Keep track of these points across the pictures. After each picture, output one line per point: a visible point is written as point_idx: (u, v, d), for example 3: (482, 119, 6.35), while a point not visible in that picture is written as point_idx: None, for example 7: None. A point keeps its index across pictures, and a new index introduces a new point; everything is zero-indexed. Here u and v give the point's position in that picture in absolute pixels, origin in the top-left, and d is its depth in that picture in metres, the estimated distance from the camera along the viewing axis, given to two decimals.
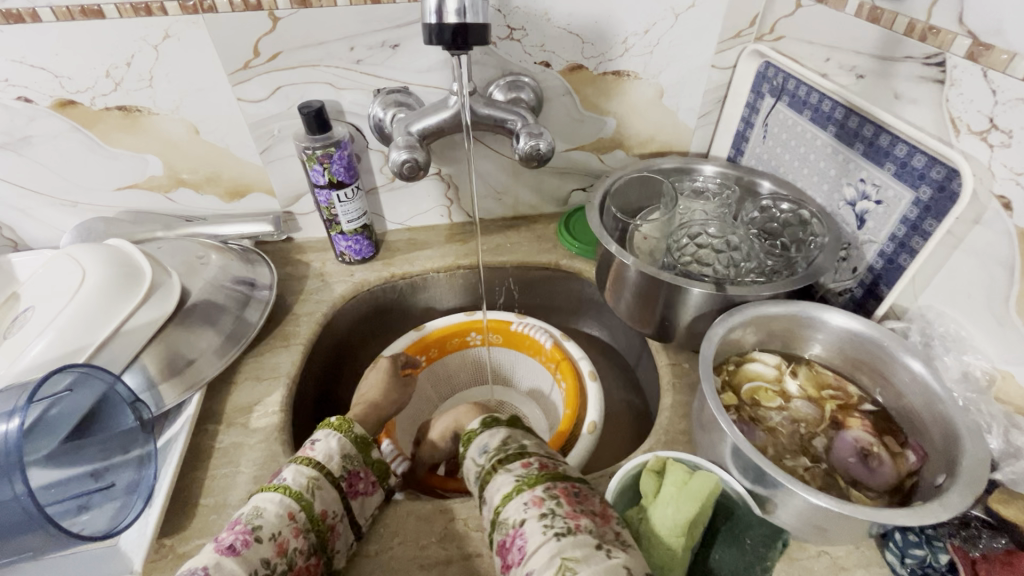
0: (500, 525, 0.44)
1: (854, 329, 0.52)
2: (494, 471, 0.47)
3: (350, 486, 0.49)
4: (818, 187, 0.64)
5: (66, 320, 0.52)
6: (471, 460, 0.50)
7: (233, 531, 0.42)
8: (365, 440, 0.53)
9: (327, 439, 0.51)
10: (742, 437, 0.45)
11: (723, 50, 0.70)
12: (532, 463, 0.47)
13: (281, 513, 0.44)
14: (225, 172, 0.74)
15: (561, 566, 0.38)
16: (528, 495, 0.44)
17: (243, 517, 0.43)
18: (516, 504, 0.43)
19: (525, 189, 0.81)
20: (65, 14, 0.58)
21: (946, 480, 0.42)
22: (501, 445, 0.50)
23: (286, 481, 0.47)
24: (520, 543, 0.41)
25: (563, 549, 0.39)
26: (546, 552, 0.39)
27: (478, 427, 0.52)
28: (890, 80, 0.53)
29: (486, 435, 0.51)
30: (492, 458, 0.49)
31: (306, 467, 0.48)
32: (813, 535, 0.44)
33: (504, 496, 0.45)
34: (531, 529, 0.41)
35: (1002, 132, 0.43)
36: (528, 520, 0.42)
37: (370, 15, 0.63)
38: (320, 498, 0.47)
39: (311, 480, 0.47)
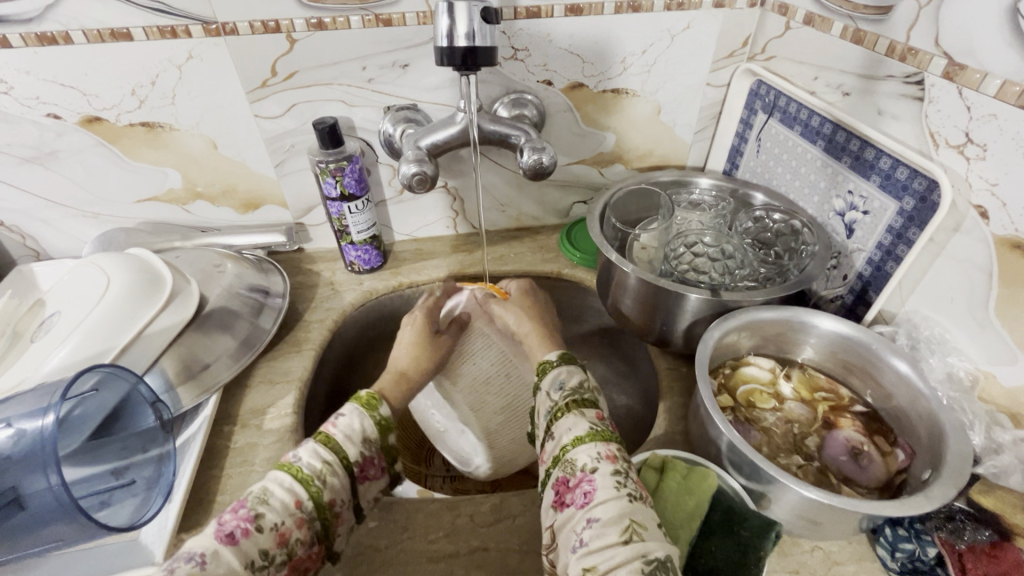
0: (565, 463, 0.45)
1: (843, 332, 0.55)
2: (568, 410, 0.49)
3: (362, 471, 0.49)
4: (809, 199, 0.66)
5: (92, 323, 0.55)
6: (545, 393, 0.52)
7: (236, 516, 0.41)
8: (387, 424, 0.53)
9: (351, 418, 0.51)
10: (737, 434, 0.47)
11: (717, 69, 0.73)
12: (605, 417, 0.48)
13: (287, 502, 0.44)
14: (241, 185, 0.77)
15: (629, 527, 0.39)
16: (601, 447, 0.45)
17: (248, 502, 0.42)
18: (588, 449, 0.45)
19: (528, 202, 0.84)
20: (96, 37, 0.62)
21: (931, 474, 0.44)
22: (578, 386, 0.51)
23: (300, 461, 0.46)
24: (588, 488, 0.42)
25: (632, 512, 0.40)
26: (614, 507, 0.40)
27: (556, 359, 0.55)
28: (874, 98, 0.56)
29: (565, 371, 0.53)
30: (567, 396, 0.50)
31: (324, 449, 0.48)
32: (806, 529, 0.46)
33: (576, 439, 0.46)
34: (601, 479, 0.42)
35: (977, 146, 0.46)
36: (600, 470, 0.43)
37: (383, 37, 0.66)
38: (330, 486, 0.46)
39: (325, 465, 0.47)
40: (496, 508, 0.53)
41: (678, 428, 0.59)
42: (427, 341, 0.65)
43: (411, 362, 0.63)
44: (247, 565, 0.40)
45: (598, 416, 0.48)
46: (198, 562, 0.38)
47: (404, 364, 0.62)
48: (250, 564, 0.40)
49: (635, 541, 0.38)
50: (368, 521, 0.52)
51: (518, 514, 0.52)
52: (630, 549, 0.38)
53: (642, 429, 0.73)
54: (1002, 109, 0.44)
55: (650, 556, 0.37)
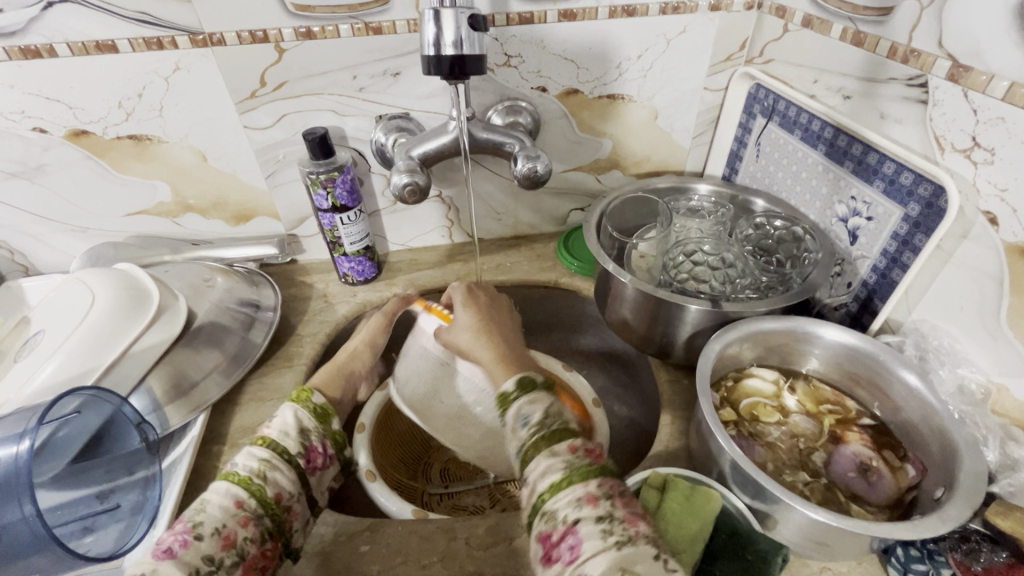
0: (545, 515, 0.40)
1: (849, 343, 0.53)
2: (539, 449, 0.44)
3: (308, 462, 0.50)
4: (811, 204, 0.65)
5: (76, 342, 0.54)
6: (510, 429, 0.47)
7: (173, 532, 0.41)
8: (323, 410, 0.54)
9: (283, 415, 0.51)
10: (741, 453, 0.45)
11: (715, 72, 0.72)
12: (579, 449, 0.44)
13: (226, 505, 0.43)
14: (231, 197, 0.76)
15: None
16: (580, 490, 0.40)
17: (185, 515, 0.42)
18: (566, 497, 0.40)
19: (524, 209, 0.83)
20: (81, 49, 0.60)
21: (944, 493, 0.43)
22: (544, 418, 0.46)
23: (238, 467, 0.46)
24: (573, 541, 0.38)
25: (622, 559, 0.36)
26: (604, 559, 0.36)
27: (512, 389, 0.50)
28: (876, 101, 0.54)
29: (527, 404, 0.48)
30: (534, 431, 0.45)
31: (260, 449, 0.48)
32: (813, 551, 0.44)
33: (552, 487, 0.41)
34: (585, 530, 0.38)
35: (985, 150, 0.45)
36: (583, 519, 0.39)
37: (372, 45, 0.65)
38: (272, 482, 0.46)
39: (262, 463, 0.47)
40: (492, 530, 0.51)
41: (680, 443, 0.57)
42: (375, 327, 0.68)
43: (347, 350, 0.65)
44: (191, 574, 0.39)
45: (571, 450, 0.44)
46: None
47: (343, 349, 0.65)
48: (194, 573, 0.39)
49: None
50: (359, 544, 0.50)
51: (514, 536, 0.50)
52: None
53: (644, 442, 0.72)
54: (1010, 112, 0.42)
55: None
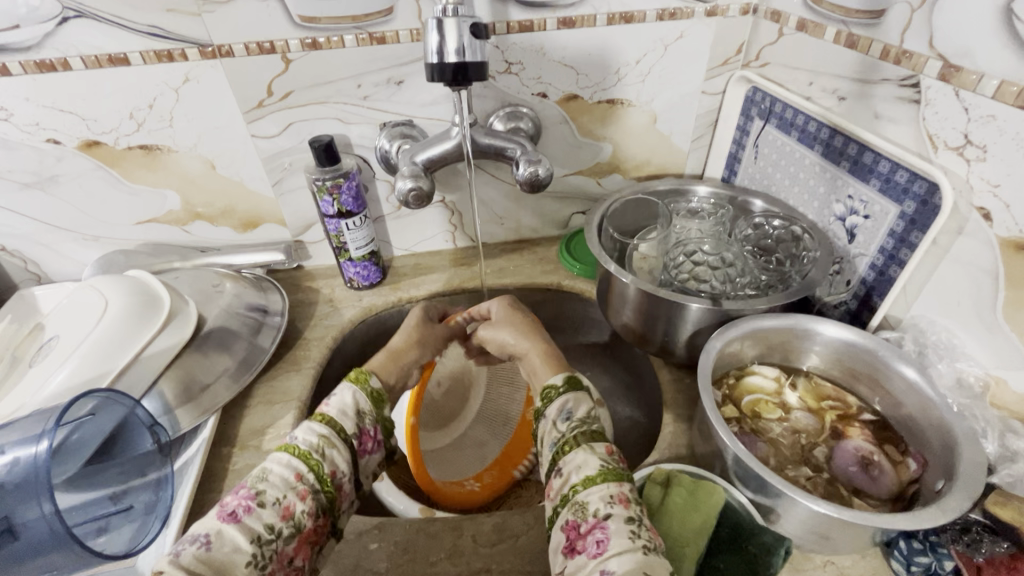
0: (574, 505, 0.43)
1: (848, 339, 0.54)
2: (577, 443, 0.47)
3: (361, 445, 0.51)
4: (809, 204, 0.66)
5: (90, 347, 0.55)
6: (549, 424, 0.50)
7: (238, 497, 0.43)
8: (379, 396, 0.54)
9: (342, 394, 0.52)
10: (743, 447, 0.46)
11: (712, 76, 0.73)
12: (615, 453, 0.46)
13: (287, 477, 0.45)
14: (239, 205, 0.77)
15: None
16: (614, 489, 0.43)
17: (249, 482, 0.44)
18: (599, 491, 0.42)
19: (526, 213, 0.84)
20: (94, 62, 0.62)
21: (945, 484, 0.43)
22: (586, 416, 0.49)
23: (298, 440, 0.47)
24: (601, 536, 0.40)
25: (645, 561, 0.38)
26: (630, 559, 0.38)
27: (561, 385, 0.52)
28: (870, 101, 0.55)
29: (572, 401, 0.50)
30: (575, 427, 0.48)
31: (320, 425, 0.49)
32: (816, 544, 0.45)
33: (588, 480, 0.43)
34: (616, 527, 0.40)
35: (977, 147, 0.46)
36: (613, 516, 0.41)
37: (376, 55, 0.67)
38: (329, 458, 0.47)
39: (322, 440, 0.48)
40: (498, 527, 0.52)
41: (683, 441, 0.57)
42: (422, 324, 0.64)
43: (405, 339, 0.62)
44: (253, 540, 0.41)
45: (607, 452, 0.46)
46: (203, 542, 0.40)
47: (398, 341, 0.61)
48: (256, 540, 0.41)
49: None
50: (368, 542, 0.51)
51: (520, 533, 0.51)
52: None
53: (646, 442, 0.72)
54: (1001, 110, 0.43)
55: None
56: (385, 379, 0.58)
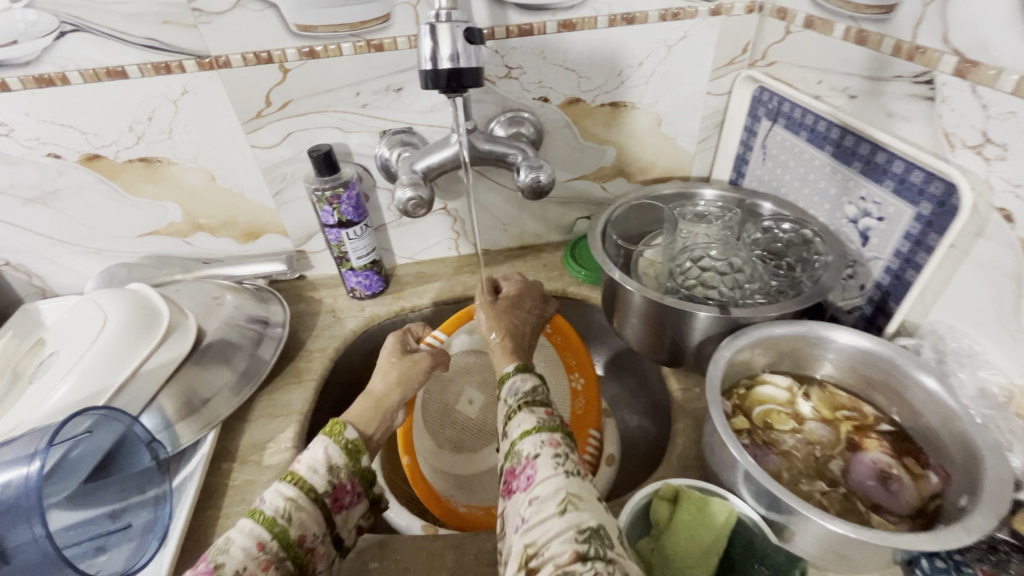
0: (512, 454, 0.43)
1: (863, 347, 0.52)
2: (518, 410, 0.46)
3: (335, 501, 0.47)
4: (820, 206, 0.64)
5: (88, 363, 0.54)
6: (501, 400, 0.49)
7: (195, 571, 0.38)
8: (356, 447, 0.49)
9: (313, 450, 0.48)
10: (754, 462, 0.44)
11: (718, 77, 0.72)
12: (556, 414, 0.45)
13: (248, 546, 0.41)
14: (241, 216, 0.77)
15: (565, 498, 0.37)
16: (546, 436, 0.42)
17: (207, 554, 0.39)
18: (532, 440, 0.42)
19: (529, 219, 0.83)
20: (93, 76, 0.62)
21: (969, 501, 0.41)
22: (532, 391, 0.48)
23: (264, 504, 0.44)
24: (530, 472, 0.40)
25: (570, 485, 0.38)
26: (553, 483, 0.39)
27: (512, 368, 0.51)
28: (882, 99, 0.53)
29: (519, 379, 0.49)
30: (521, 399, 0.47)
31: (288, 486, 0.45)
32: (833, 563, 0.43)
33: (524, 432, 0.43)
34: (542, 463, 0.40)
35: (996, 146, 0.44)
36: (542, 455, 0.41)
37: (374, 62, 0.66)
38: (297, 523, 0.44)
39: (289, 503, 0.44)
40: (502, 545, 0.50)
41: (692, 453, 0.55)
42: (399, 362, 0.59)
43: (380, 382, 0.56)
44: None
45: (547, 415, 0.45)
46: None
47: (373, 384, 0.57)
48: None
49: (570, 511, 0.37)
50: (368, 562, 0.50)
51: None
52: (564, 520, 0.36)
53: (655, 452, 0.70)
54: (1020, 106, 0.41)
55: (584, 524, 0.36)
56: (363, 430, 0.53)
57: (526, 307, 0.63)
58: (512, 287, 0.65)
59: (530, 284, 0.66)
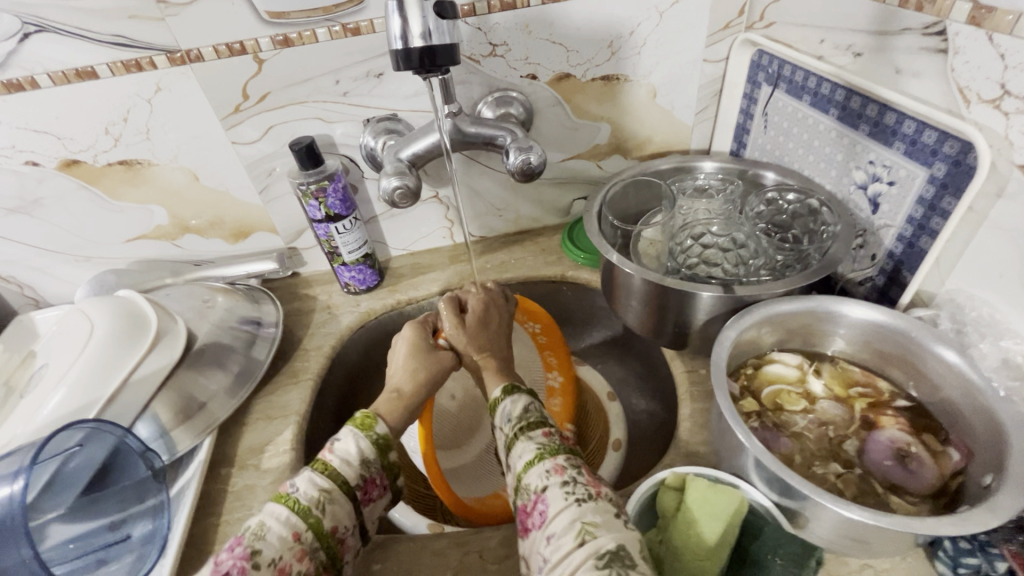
0: (521, 489, 0.41)
1: (876, 320, 0.49)
2: (517, 437, 0.44)
3: (365, 493, 0.45)
4: (826, 173, 0.61)
5: (77, 374, 0.53)
6: (496, 428, 0.47)
7: (232, 554, 0.38)
8: (388, 442, 0.48)
9: (346, 441, 0.46)
10: (764, 448, 0.42)
11: (714, 43, 0.68)
12: (553, 434, 0.44)
13: (284, 535, 0.40)
14: (228, 215, 0.75)
15: (581, 528, 0.36)
16: (549, 463, 0.41)
17: (244, 539, 0.39)
18: (537, 470, 0.40)
19: (525, 203, 0.80)
20: (62, 78, 0.60)
21: (994, 479, 0.39)
22: (524, 411, 0.46)
23: (296, 491, 0.42)
24: (542, 508, 0.38)
25: (583, 514, 0.37)
26: (566, 516, 0.37)
27: (500, 392, 0.49)
28: (889, 55, 0.50)
29: (509, 401, 0.47)
30: (515, 424, 0.45)
31: (321, 477, 0.43)
32: (852, 548, 0.41)
33: (526, 463, 0.42)
34: (553, 495, 0.38)
35: (1016, 98, 0.40)
36: (550, 486, 0.39)
37: (352, 47, 0.63)
38: (330, 514, 0.42)
39: (323, 494, 0.43)
40: (506, 542, 0.49)
41: (700, 438, 0.53)
42: (422, 354, 0.57)
43: (407, 378, 0.55)
44: None
45: (545, 435, 0.44)
46: None
47: (401, 381, 0.54)
48: None
49: (589, 540, 0.35)
50: (371, 564, 0.49)
51: None
52: (583, 551, 0.34)
53: (663, 436, 0.69)
54: None
55: (602, 549, 0.34)
56: (393, 423, 0.51)
57: (494, 317, 0.61)
58: (473, 300, 0.62)
59: (491, 293, 0.63)
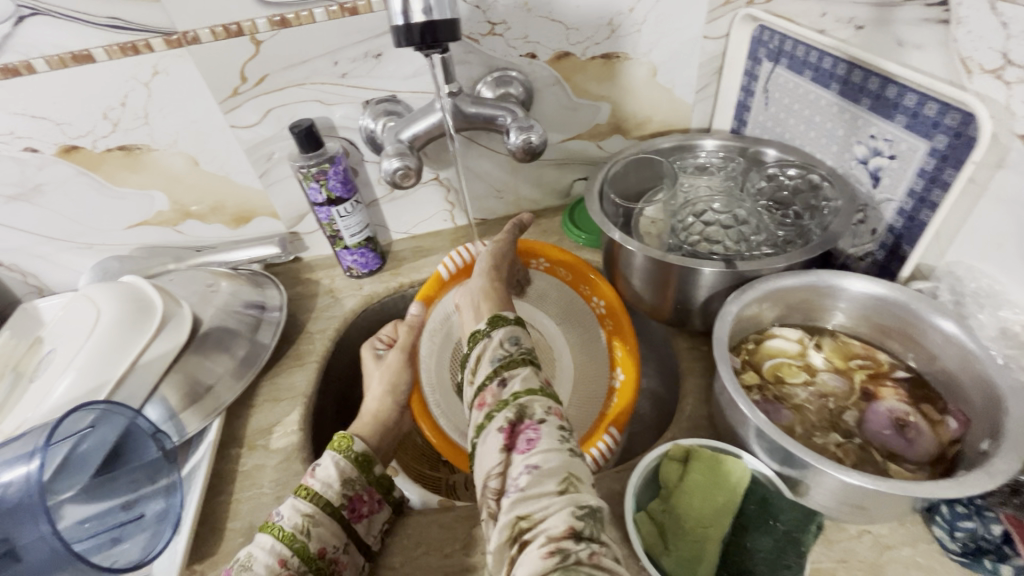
0: (508, 407, 0.41)
1: (876, 293, 0.49)
2: (522, 362, 0.44)
3: (353, 511, 0.49)
4: (827, 149, 0.61)
5: (84, 359, 0.54)
6: (485, 345, 0.46)
7: None
8: (367, 458, 0.52)
9: (326, 466, 0.50)
10: (765, 419, 0.43)
11: (715, 18, 0.67)
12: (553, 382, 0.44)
13: (270, 563, 0.43)
14: (229, 200, 0.75)
15: (566, 478, 0.37)
16: (552, 403, 0.41)
17: (232, 570, 0.43)
18: (540, 401, 0.41)
19: (525, 184, 0.80)
20: (58, 62, 0.59)
21: (990, 445, 0.40)
22: (531, 351, 0.46)
23: (281, 519, 0.46)
24: (531, 435, 0.39)
25: (573, 465, 0.38)
26: (556, 458, 0.37)
27: (510, 316, 0.48)
28: (891, 27, 0.50)
29: (515, 331, 0.47)
30: (522, 350, 0.45)
31: (304, 502, 0.47)
32: (851, 515, 0.42)
33: (525, 390, 0.41)
34: (547, 428, 0.39)
35: (1018, 67, 0.41)
36: (547, 421, 0.40)
37: (350, 27, 0.63)
38: (316, 536, 0.46)
39: (305, 518, 0.46)
40: None
41: (702, 413, 0.54)
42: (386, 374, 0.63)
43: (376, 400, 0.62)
44: None
45: (547, 381, 0.44)
46: None
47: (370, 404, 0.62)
48: None
49: (571, 491, 0.36)
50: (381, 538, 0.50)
51: None
52: (564, 498, 0.36)
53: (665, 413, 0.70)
54: None
55: (583, 503, 0.36)
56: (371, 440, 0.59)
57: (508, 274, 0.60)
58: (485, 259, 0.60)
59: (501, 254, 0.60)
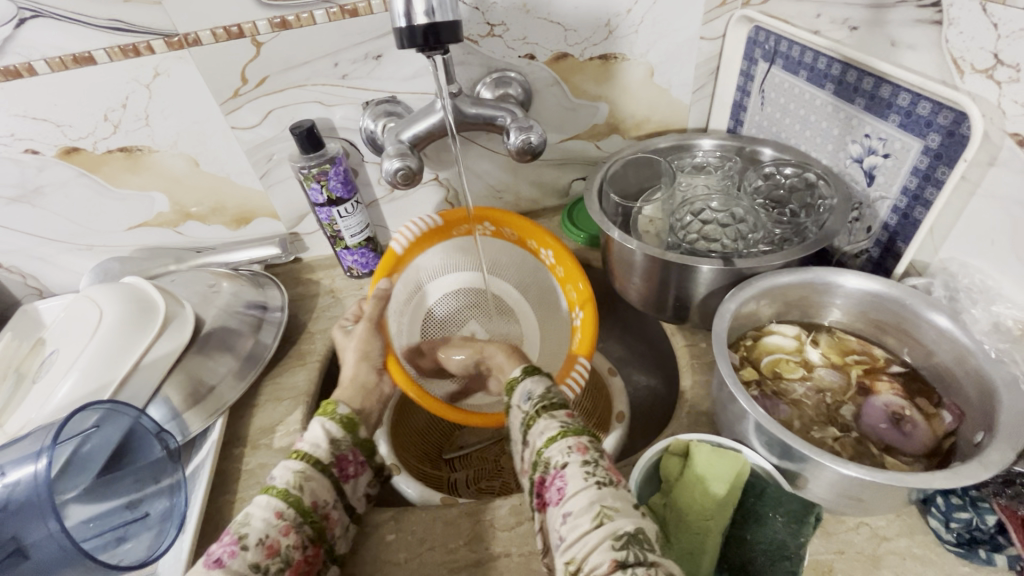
0: (540, 463, 0.43)
1: (872, 289, 0.50)
2: (539, 416, 0.46)
3: (341, 470, 0.49)
4: (822, 148, 0.62)
5: (87, 360, 0.54)
6: (516, 407, 0.49)
7: (222, 543, 0.40)
8: (352, 419, 0.53)
9: (315, 429, 0.50)
10: (764, 414, 0.43)
11: (711, 20, 0.68)
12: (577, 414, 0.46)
13: (269, 517, 0.43)
14: (229, 201, 0.75)
15: (599, 511, 0.37)
16: (572, 440, 0.42)
17: (229, 528, 0.41)
18: (559, 445, 0.42)
19: (524, 185, 0.80)
20: (59, 64, 0.60)
21: (985, 436, 0.40)
22: (547, 392, 0.48)
23: (276, 480, 0.46)
24: (560, 484, 0.40)
25: (603, 497, 0.38)
26: (585, 496, 0.38)
27: (519, 373, 0.51)
28: (885, 28, 0.51)
29: (531, 381, 0.50)
30: (536, 404, 0.47)
31: (295, 461, 0.47)
32: (849, 506, 0.43)
33: (548, 439, 0.43)
34: (571, 471, 0.40)
35: (1009, 67, 0.41)
36: (570, 463, 0.41)
37: (351, 29, 0.63)
38: (309, 491, 0.46)
39: (299, 475, 0.46)
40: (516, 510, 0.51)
41: (701, 409, 0.55)
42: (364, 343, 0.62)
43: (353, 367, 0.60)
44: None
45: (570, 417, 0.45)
46: None
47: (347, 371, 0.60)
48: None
49: (606, 522, 0.37)
50: (386, 534, 0.51)
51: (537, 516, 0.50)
52: (601, 532, 0.36)
53: (664, 410, 0.71)
54: None
55: (619, 531, 0.36)
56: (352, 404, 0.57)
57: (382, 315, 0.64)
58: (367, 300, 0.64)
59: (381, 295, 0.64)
